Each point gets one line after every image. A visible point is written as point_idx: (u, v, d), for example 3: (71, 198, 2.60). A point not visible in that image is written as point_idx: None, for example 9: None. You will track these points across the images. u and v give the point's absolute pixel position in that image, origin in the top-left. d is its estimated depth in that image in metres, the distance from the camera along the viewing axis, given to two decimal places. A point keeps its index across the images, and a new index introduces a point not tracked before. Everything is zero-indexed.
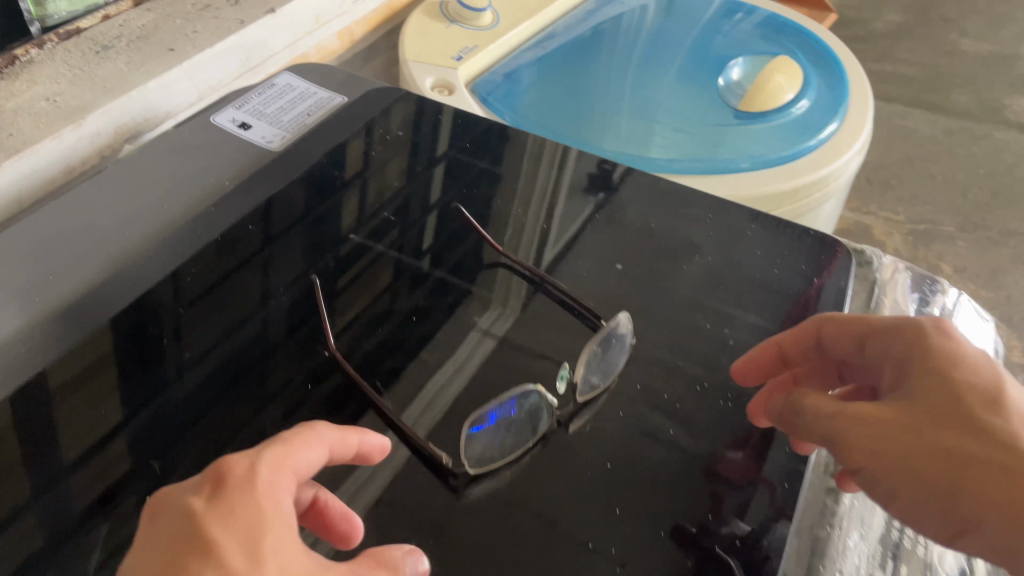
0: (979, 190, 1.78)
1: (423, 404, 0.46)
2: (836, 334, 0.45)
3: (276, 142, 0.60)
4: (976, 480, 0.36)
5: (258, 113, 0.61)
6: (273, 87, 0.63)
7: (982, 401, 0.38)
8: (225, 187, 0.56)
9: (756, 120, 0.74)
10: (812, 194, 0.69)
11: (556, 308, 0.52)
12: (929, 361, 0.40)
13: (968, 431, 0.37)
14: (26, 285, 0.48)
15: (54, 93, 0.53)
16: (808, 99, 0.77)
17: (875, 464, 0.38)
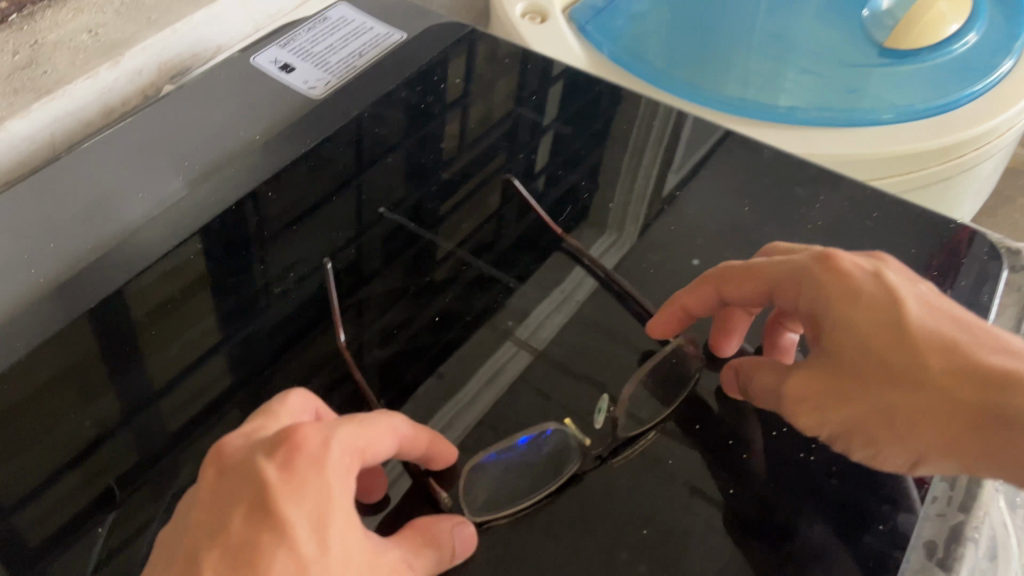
0: None
1: (464, 402, 0.39)
2: (741, 295, 0.38)
3: (318, 88, 0.51)
4: (967, 436, 0.31)
5: (305, 53, 0.53)
6: (323, 23, 0.55)
7: (886, 342, 0.32)
8: (255, 145, 0.48)
9: (908, 59, 0.62)
10: (967, 152, 0.58)
11: (649, 280, 0.45)
12: (850, 313, 0.34)
13: (918, 391, 0.32)
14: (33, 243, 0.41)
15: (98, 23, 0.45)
16: (976, 34, 0.64)
17: (853, 435, 0.34)
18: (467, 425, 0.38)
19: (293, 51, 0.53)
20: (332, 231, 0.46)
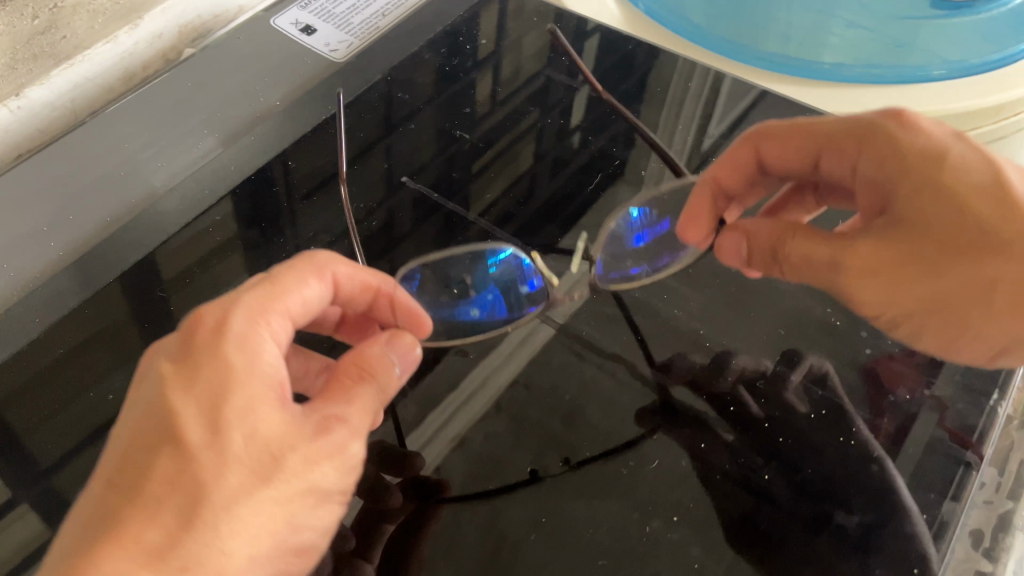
0: None
1: (478, 381, 0.39)
2: (778, 158, 0.40)
3: (340, 50, 0.50)
4: (1007, 318, 0.32)
5: (328, 14, 0.52)
6: None
7: (953, 198, 0.32)
8: (276, 109, 0.47)
9: (960, 12, 0.58)
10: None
11: (674, 252, 0.44)
12: (915, 184, 0.33)
13: (990, 263, 0.31)
14: (54, 215, 0.40)
15: None
16: None
17: (897, 312, 0.34)
18: (482, 402, 0.38)
19: (316, 12, 0.52)
20: (359, 195, 0.44)
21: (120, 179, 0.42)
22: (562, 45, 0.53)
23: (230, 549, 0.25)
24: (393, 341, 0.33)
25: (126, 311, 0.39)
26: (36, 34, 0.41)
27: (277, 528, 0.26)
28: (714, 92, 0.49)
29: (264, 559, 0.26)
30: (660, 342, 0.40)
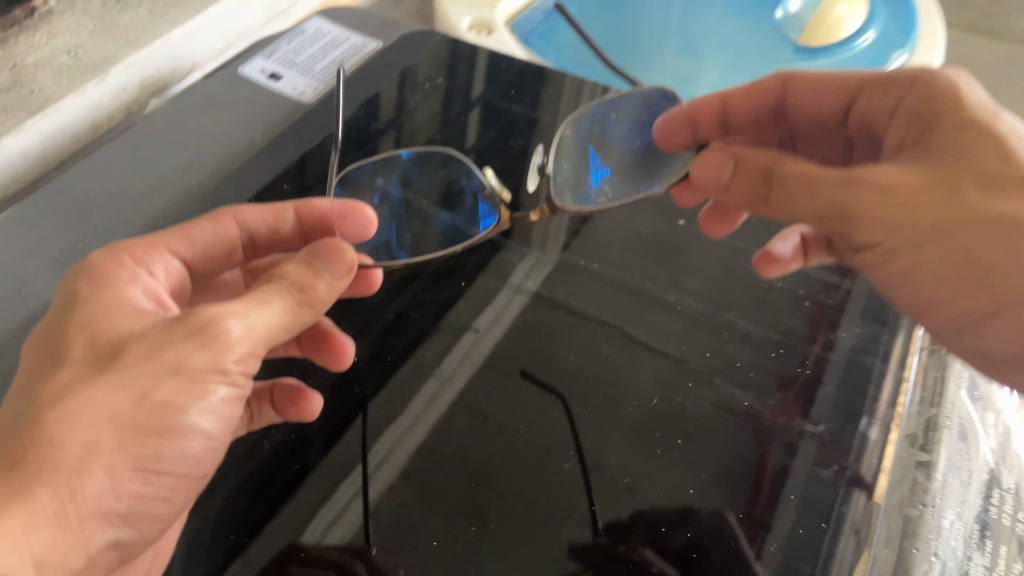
0: None
1: (433, 388, 0.42)
2: (808, 96, 0.47)
3: (307, 92, 0.51)
4: (1007, 257, 0.34)
5: (290, 60, 0.53)
6: (303, 33, 0.55)
7: (962, 141, 0.37)
8: (256, 148, 0.48)
9: (818, 57, 0.70)
10: None
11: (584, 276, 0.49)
12: (950, 123, 0.38)
13: (969, 209, 0.35)
14: (28, 257, 0.40)
15: (75, 45, 0.50)
16: (874, 31, 0.71)
17: (901, 236, 0.37)
18: (441, 404, 0.41)
19: (280, 59, 0.53)
20: None
21: (90, 220, 0.42)
22: (457, 103, 0.55)
23: (70, 434, 0.28)
24: (322, 250, 0.35)
25: None
26: (0, 88, 0.46)
27: (119, 413, 0.29)
28: None
29: (108, 448, 0.29)
30: (589, 345, 0.45)
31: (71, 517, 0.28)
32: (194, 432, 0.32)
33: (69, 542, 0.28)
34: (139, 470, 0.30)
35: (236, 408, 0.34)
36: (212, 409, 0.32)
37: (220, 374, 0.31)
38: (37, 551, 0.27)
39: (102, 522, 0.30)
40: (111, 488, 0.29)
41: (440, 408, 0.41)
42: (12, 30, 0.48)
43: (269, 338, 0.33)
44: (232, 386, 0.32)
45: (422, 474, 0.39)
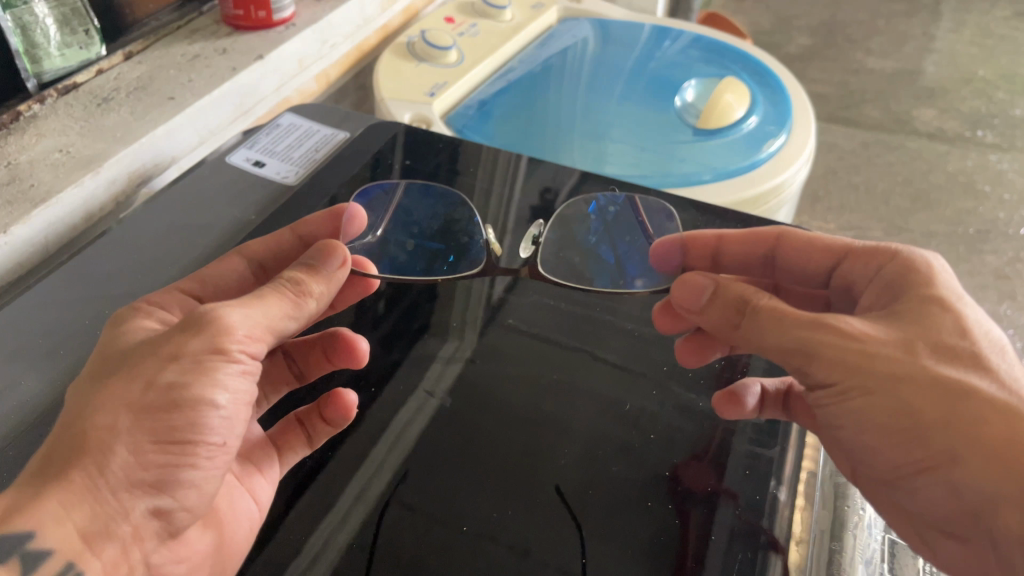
0: (936, 190, 1.67)
1: (372, 467, 0.47)
2: (796, 254, 0.51)
3: (291, 177, 0.59)
4: (944, 431, 0.37)
5: (270, 151, 0.61)
6: (279, 127, 0.63)
7: (924, 319, 0.41)
8: (250, 224, 0.55)
9: (713, 137, 0.81)
10: (770, 200, 0.76)
11: (512, 345, 0.55)
12: (917, 295, 0.43)
13: (941, 393, 0.38)
14: (57, 336, 0.46)
15: (66, 144, 0.56)
16: (756, 115, 0.84)
17: (856, 380, 0.40)
18: (381, 484, 0.46)
19: (261, 150, 0.61)
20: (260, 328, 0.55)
21: (104, 300, 0.48)
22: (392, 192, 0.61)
23: (94, 426, 0.34)
24: (317, 252, 0.45)
25: None
26: (3, 183, 0.52)
27: (132, 402, 0.35)
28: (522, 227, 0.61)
29: (126, 430, 0.35)
30: (529, 401, 0.51)
31: (104, 491, 0.33)
32: (209, 407, 0.37)
33: (105, 510, 0.33)
34: (162, 443, 0.36)
35: (247, 388, 0.40)
36: (228, 384, 0.38)
37: (220, 354, 0.38)
38: (79, 522, 0.32)
39: (136, 492, 0.35)
40: (137, 462, 0.35)
41: (379, 487, 0.46)
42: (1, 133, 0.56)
43: (269, 326, 0.41)
44: (238, 364, 0.39)
45: (382, 536, 0.43)
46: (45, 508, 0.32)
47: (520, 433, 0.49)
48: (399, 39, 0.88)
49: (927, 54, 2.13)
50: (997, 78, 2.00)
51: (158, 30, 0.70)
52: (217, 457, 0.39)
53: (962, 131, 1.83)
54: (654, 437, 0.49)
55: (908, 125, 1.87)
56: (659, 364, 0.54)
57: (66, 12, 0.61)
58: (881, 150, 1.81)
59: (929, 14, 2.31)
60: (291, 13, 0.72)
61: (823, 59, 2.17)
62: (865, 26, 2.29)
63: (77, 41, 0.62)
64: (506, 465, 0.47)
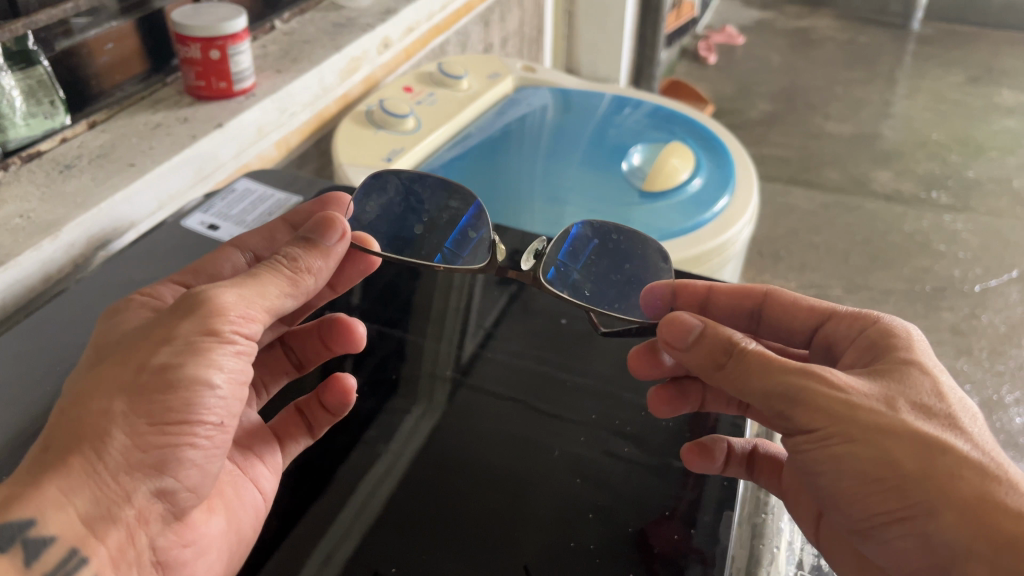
0: (892, 250, 1.71)
1: (338, 529, 0.48)
2: (784, 309, 0.55)
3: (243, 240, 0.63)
4: (920, 481, 0.40)
5: (224, 215, 0.65)
6: (234, 193, 0.67)
7: (900, 378, 0.44)
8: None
9: (658, 199, 0.84)
10: (713, 258, 0.79)
11: (477, 410, 0.57)
12: (897, 358, 0.46)
13: (919, 445, 0.41)
14: (12, 397, 0.49)
15: (29, 209, 0.58)
16: (701, 177, 0.88)
17: (839, 428, 0.42)
18: (349, 547, 0.46)
19: (216, 215, 0.65)
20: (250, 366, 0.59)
21: (62, 362, 0.51)
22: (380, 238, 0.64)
23: (93, 410, 0.39)
24: (318, 226, 0.49)
25: None
26: None
27: (126, 385, 0.40)
28: None
29: (120, 412, 0.39)
30: (501, 464, 0.52)
31: (104, 472, 0.38)
32: (205, 387, 0.42)
33: (106, 491, 0.38)
34: (158, 424, 0.40)
35: (241, 369, 0.44)
36: (223, 364, 0.43)
37: (214, 335, 0.42)
38: (81, 508, 0.37)
39: (136, 475, 0.40)
40: (133, 443, 0.39)
41: (345, 552, 0.46)
42: None
43: (260, 307, 0.45)
44: (229, 345, 0.43)
45: None
46: (48, 491, 0.37)
47: (489, 497, 0.50)
48: (359, 107, 0.92)
49: (883, 120, 2.21)
50: (947, 145, 2.08)
51: (121, 100, 0.73)
52: (215, 434, 0.43)
53: (917, 193, 1.90)
54: (619, 499, 0.50)
55: (866, 187, 1.93)
56: (613, 423, 0.56)
57: (32, 84, 0.64)
58: (838, 212, 1.85)
59: (882, 84, 2.40)
60: (251, 83, 0.75)
61: (782, 124, 2.23)
62: (822, 94, 2.37)
63: (42, 111, 0.65)
64: (475, 529, 0.48)
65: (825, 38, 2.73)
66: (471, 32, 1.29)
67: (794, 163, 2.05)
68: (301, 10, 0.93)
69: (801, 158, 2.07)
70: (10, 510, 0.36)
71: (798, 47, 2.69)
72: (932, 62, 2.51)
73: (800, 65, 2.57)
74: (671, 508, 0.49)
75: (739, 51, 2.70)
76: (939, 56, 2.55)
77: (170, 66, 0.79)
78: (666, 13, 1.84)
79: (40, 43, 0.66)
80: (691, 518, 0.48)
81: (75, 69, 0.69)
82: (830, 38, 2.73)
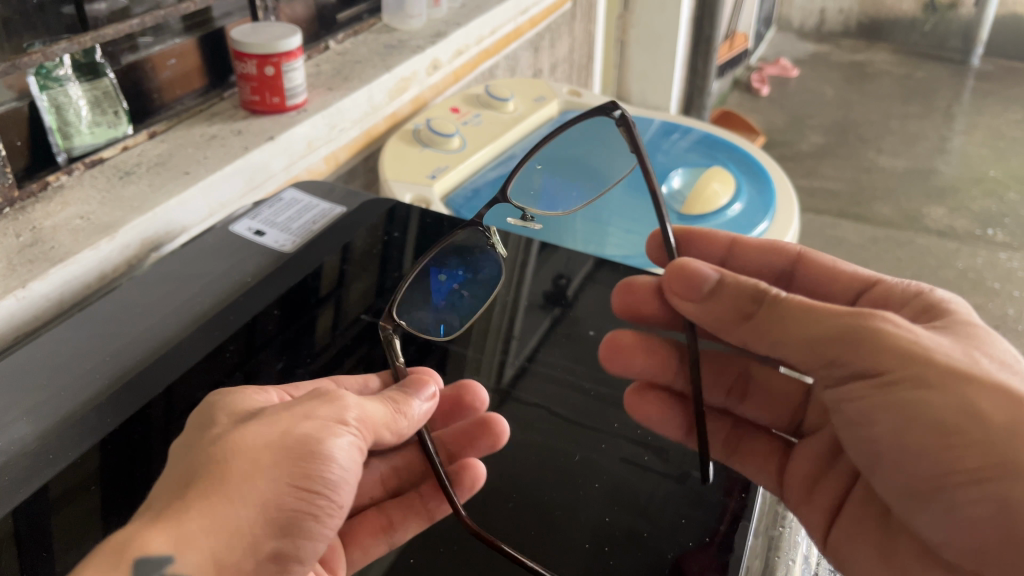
0: (944, 288, 1.67)
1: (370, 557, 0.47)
2: (816, 278, 0.61)
3: (287, 246, 0.66)
4: (986, 444, 0.42)
5: (272, 222, 0.68)
6: (282, 202, 0.70)
7: (970, 339, 0.47)
8: (246, 283, 0.61)
9: (697, 220, 0.85)
10: None
11: (521, 423, 0.54)
12: (954, 317, 0.49)
13: (990, 391, 0.43)
14: (65, 381, 0.51)
15: (88, 212, 0.62)
16: (741, 202, 0.89)
17: (912, 371, 0.44)
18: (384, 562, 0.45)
19: (262, 221, 0.68)
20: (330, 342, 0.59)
21: (110, 353, 0.54)
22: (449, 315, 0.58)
23: (241, 462, 0.41)
24: (411, 382, 0.51)
25: (99, 466, 0.46)
26: (26, 245, 0.58)
27: (272, 444, 0.42)
28: (515, 310, 0.65)
29: (264, 470, 0.41)
30: (549, 462, 0.50)
31: (241, 521, 0.39)
32: (332, 463, 0.43)
33: (238, 538, 0.39)
34: (298, 489, 0.42)
35: (358, 461, 0.46)
36: (342, 449, 0.44)
37: (342, 426, 0.45)
38: (215, 551, 0.38)
39: (268, 529, 0.40)
40: (273, 499, 0.41)
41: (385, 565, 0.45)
42: (29, 200, 0.62)
43: (378, 428, 0.47)
44: (349, 437, 0.45)
45: None
46: (190, 526, 0.38)
47: (536, 501, 0.48)
48: (405, 126, 0.94)
49: (938, 155, 2.18)
50: (1006, 182, 2.03)
51: (180, 113, 0.76)
52: (336, 515, 0.44)
53: (971, 230, 1.86)
54: (662, 513, 0.47)
55: (919, 223, 1.90)
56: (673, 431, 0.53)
57: (98, 94, 0.68)
58: (890, 246, 1.82)
59: (939, 119, 2.37)
60: (303, 99, 0.78)
61: (834, 156, 2.21)
62: (875, 129, 2.34)
63: (106, 121, 0.69)
64: (517, 530, 0.46)
65: (881, 72, 2.70)
66: (522, 58, 1.32)
67: (843, 196, 2.02)
68: (355, 31, 0.97)
69: (852, 192, 2.04)
70: (150, 540, 0.37)
71: (852, 81, 2.66)
72: (990, 99, 2.46)
73: (854, 99, 2.54)
74: (714, 527, 0.46)
75: (793, 84, 2.68)
76: (999, 92, 2.50)
77: (229, 82, 0.82)
78: (716, 44, 1.85)
79: (107, 57, 0.70)
80: (738, 537, 0.45)
81: (138, 83, 0.73)
82: (885, 73, 2.70)
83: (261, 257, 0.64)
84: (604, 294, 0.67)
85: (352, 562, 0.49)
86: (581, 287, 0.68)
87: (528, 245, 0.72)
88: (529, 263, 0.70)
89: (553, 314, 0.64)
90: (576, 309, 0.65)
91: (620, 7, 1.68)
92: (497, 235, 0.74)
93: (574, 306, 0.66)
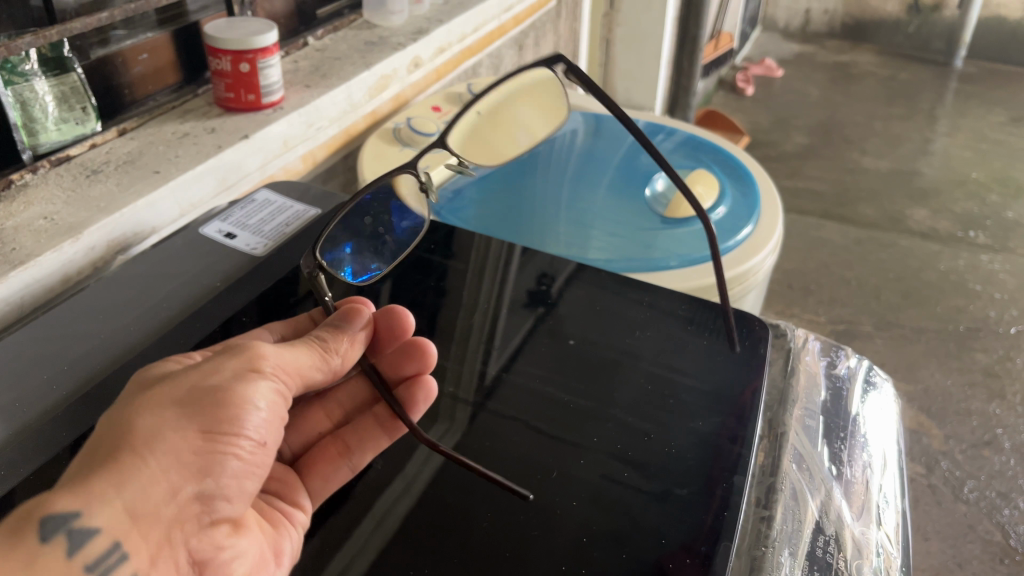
0: (925, 289, 1.67)
1: (346, 556, 0.44)
2: None
3: (259, 249, 0.64)
4: None
5: (243, 224, 0.66)
6: (254, 203, 0.69)
7: None
8: (215, 288, 0.59)
9: (680, 224, 0.84)
10: (736, 287, 0.79)
11: (497, 435, 0.52)
12: None
13: None
14: (26, 388, 0.49)
15: (52, 212, 0.60)
16: (725, 206, 0.87)
17: None
18: (359, 565, 0.43)
19: (233, 223, 0.66)
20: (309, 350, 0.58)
21: (73, 358, 0.52)
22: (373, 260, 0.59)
23: (148, 418, 0.38)
24: (344, 313, 0.49)
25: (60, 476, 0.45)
26: None
27: (179, 399, 0.40)
28: (496, 313, 0.63)
29: (170, 421, 0.39)
30: (526, 479, 0.49)
31: (155, 473, 0.37)
32: (251, 407, 0.42)
33: (156, 484, 0.37)
34: (214, 436, 0.40)
35: (280, 407, 0.44)
36: (261, 392, 0.42)
37: (256, 372, 0.43)
38: (128, 498, 0.36)
39: (185, 473, 0.39)
40: (185, 447, 0.39)
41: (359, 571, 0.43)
42: None
43: (301, 372, 0.45)
44: (265, 381, 0.43)
45: None
46: (97, 484, 0.35)
47: (514, 517, 0.46)
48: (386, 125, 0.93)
49: (921, 157, 2.18)
50: (987, 185, 2.04)
51: (152, 109, 0.74)
52: (256, 453, 0.43)
53: (954, 232, 1.86)
54: (639, 532, 0.46)
55: (902, 224, 1.89)
56: (654, 443, 0.52)
57: (65, 89, 0.65)
58: (873, 247, 1.81)
59: (922, 120, 2.37)
60: (280, 96, 0.77)
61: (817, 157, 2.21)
62: (858, 130, 2.34)
63: (74, 117, 0.66)
64: (490, 549, 0.44)
65: (864, 73, 2.71)
66: (506, 56, 1.30)
67: (827, 195, 2.02)
68: (335, 28, 0.95)
69: (835, 191, 2.04)
70: (55, 501, 0.34)
71: (835, 82, 2.66)
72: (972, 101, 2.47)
73: (838, 99, 2.54)
74: (693, 547, 0.45)
75: (778, 84, 2.68)
76: (979, 94, 2.51)
77: (204, 78, 0.80)
78: (702, 44, 1.84)
79: (75, 51, 0.68)
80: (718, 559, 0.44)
81: (109, 77, 0.70)
82: (869, 74, 2.70)
83: (233, 259, 0.62)
84: (589, 295, 0.65)
85: (313, 492, 0.50)
86: (566, 286, 0.66)
87: (510, 247, 0.71)
88: (511, 264, 0.69)
89: (536, 314, 0.63)
90: (560, 309, 0.63)
91: (605, 5, 1.66)
92: (479, 237, 0.72)
93: (557, 306, 0.64)
